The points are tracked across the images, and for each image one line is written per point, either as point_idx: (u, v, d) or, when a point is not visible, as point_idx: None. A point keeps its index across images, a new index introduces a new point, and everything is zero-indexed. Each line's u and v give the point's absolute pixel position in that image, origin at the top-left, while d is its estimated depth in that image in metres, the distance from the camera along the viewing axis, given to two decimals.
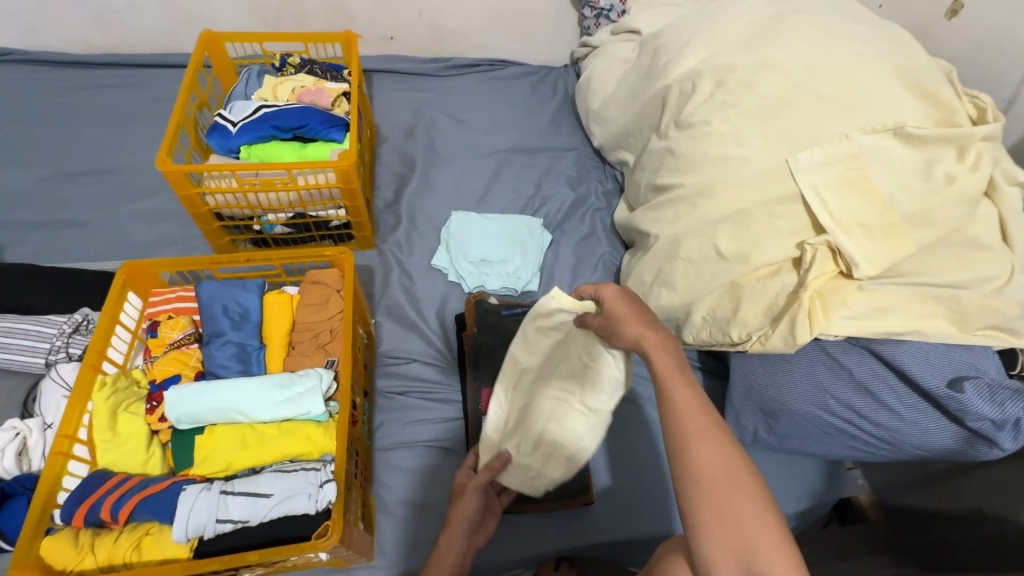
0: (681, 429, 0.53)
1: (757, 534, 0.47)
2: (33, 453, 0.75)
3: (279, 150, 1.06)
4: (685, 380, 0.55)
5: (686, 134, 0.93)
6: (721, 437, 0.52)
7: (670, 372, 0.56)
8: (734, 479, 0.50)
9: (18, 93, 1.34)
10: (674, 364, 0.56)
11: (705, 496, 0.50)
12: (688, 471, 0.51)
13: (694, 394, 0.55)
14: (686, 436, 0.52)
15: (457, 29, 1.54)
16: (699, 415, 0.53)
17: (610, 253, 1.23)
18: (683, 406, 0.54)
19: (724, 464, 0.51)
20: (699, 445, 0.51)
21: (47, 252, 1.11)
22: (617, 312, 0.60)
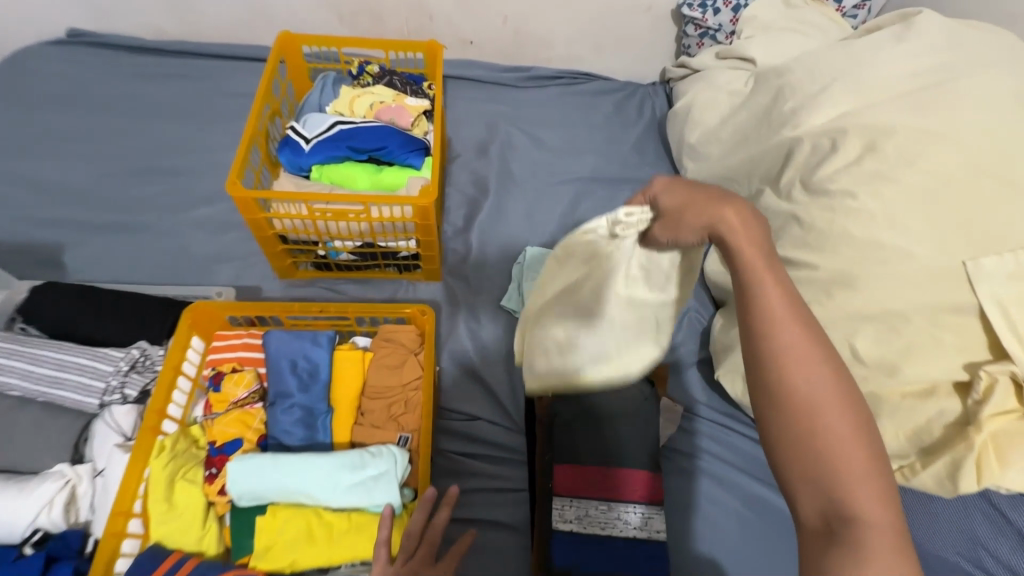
0: (779, 352, 0.46)
1: (851, 475, 0.43)
2: (81, 502, 0.71)
3: (353, 173, 0.98)
4: (778, 283, 0.48)
5: (820, 203, 0.81)
6: (825, 360, 0.46)
7: (760, 269, 0.49)
8: (835, 406, 0.45)
9: (87, 79, 1.30)
10: (765, 266, 0.49)
11: (812, 427, 0.44)
12: (793, 402, 0.45)
13: (791, 300, 0.48)
14: (782, 354, 0.46)
15: (541, 38, 1.42)
16: (798, 331, 0.47)
17: (697, 309, 1.10)
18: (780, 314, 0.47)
19: (828, 393, 0.45)
20: (799, 370, 0.46)
21: (105, 257, 1.06)
22: (676, 201, 0.53)
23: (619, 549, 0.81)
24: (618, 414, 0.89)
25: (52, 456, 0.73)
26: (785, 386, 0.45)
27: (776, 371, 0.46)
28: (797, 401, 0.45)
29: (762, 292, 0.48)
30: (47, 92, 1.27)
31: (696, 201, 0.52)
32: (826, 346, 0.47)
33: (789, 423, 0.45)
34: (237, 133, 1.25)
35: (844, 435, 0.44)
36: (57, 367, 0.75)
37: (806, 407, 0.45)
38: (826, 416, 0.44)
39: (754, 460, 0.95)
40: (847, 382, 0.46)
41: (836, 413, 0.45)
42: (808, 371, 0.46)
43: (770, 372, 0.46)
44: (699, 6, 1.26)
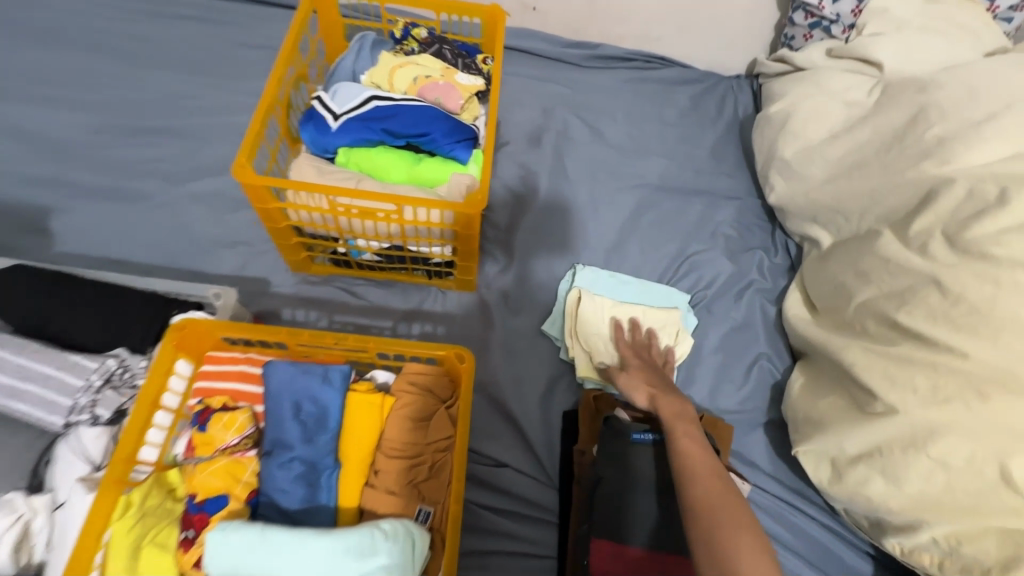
0: (690, 477, 0.65)
1: (737, 558, 0.57)
2: (36, 540, 0.59)
3: (386, 161, 0.81)
4: (688, 432, 0.71)
5: (978, 271, 0.64)
6: (718, 481, 0.65)
7: (673, 420, 0.73)
8: (722, 509, 0.62)
9: (91, 13, 1.12)
10: (678, 418, 0.73)
11: (708, 519, 0.60)
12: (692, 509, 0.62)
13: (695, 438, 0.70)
14: (692, 474, 0.65)
15: (616, 11, 1.21)
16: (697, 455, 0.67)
17: (770, 358, 0.94)
18: (691, 450, 0.68)
19: (721, 504, 0.62)
20: (699, 481, 0.64)
21: (95, 228, 0.93)
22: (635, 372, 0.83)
23: None
24: (648, 489, 0.72)
25: (9, 481, 0.61)
26: (690, 498, 0.63)
27: (684, 485, 0.65)
28: (698, 504, 0.62)
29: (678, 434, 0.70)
30: (44, 24, 1.10)
31: (648, 372, 0.83)
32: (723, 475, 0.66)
33: (691, 522, 0.61)
34: (257, 93, 1.08)
35: (731, 527, 0.60)
36: (18, 375, 0.63)
37: (708, 512, 0.61)
38: (718, 512, 0.61)
39: (823, 550, 0.81)
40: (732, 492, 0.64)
41: (730, 517, 0.61)
42: (707, 485, 0.64)
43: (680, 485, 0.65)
44: None
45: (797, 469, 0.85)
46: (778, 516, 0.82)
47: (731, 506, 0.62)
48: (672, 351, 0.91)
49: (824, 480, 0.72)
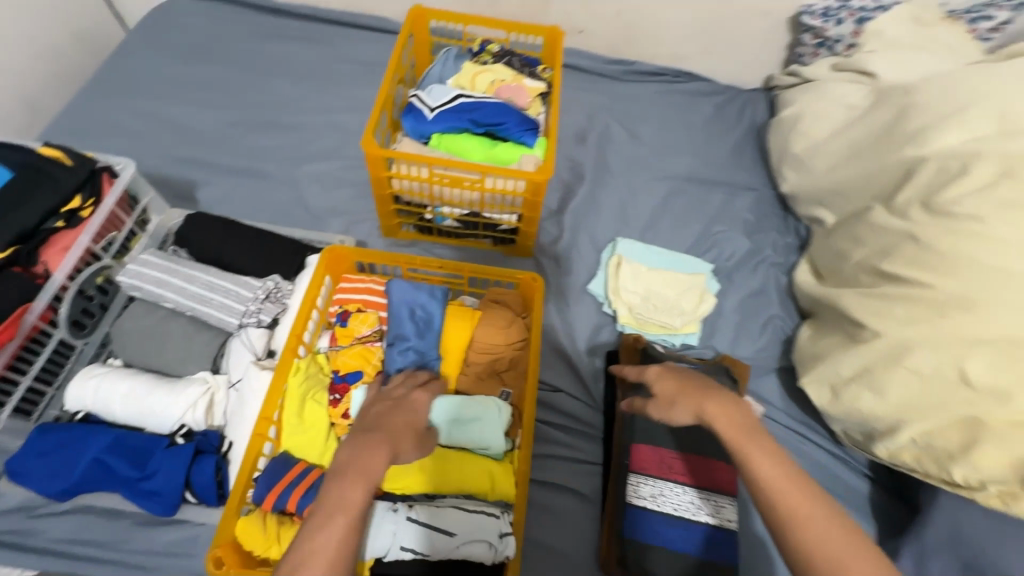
0: (781, 508, 0.58)
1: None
2: (217, 409, 0.79)
3: (469, 144, 1.03)
4: (771, 459, 0.61)
5: (944, 226, 0.79)
6: (819, 512, 0.57)
7: (745, 443, 0.63)
8: (845, 553, 0.54)
9: (226, 35, 1.40)
10: (754, 444, 0.63)
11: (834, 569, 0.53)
12: (801, 551, 0.55)
13: (776, 463, 0.61)
14: (788, 513, 0.57)
15: (651, 34, 1.43)
16: (787, 485, 0.59)
17: (782, 318, 1.11)
18: (777, 481, 0.59)
19: (832, 539, 0.55)
20: (804, 520, 0.56)
21: (232, 198, 1.16)
22: (669, 389, 0.72)
23: (691, 531, 0.82)
24: None
25: (197, 364, 0.82)
26: (796, 537, 0.56)
27: (787, 525, 0.57)
28: (819, 557, 0.54)
29: (755, 459, 0.61)
30: (191, 44, 1.38)
31: (682, 386, 0.72)
32: (824, 502, 0.58)
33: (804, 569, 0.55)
34: (355, 97, 1.33)
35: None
36: (206, 288, 0.84)
37: (824, 557, 0.54)
38: (849, 563, 0.53)
39: (827, 471, 0.95)
40: (844, 529, 0.56)
41: (847, 551, 0.54)
42: (812, 523, 0.56)
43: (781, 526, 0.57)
44: (821, 15, 1.25)
45: (805, 406, 1.00)
46: (786, 442, 0.97)
47: (845, 539, 0.55)
48: (696, 308, 1.07)
49: (823, 401, 0.88)
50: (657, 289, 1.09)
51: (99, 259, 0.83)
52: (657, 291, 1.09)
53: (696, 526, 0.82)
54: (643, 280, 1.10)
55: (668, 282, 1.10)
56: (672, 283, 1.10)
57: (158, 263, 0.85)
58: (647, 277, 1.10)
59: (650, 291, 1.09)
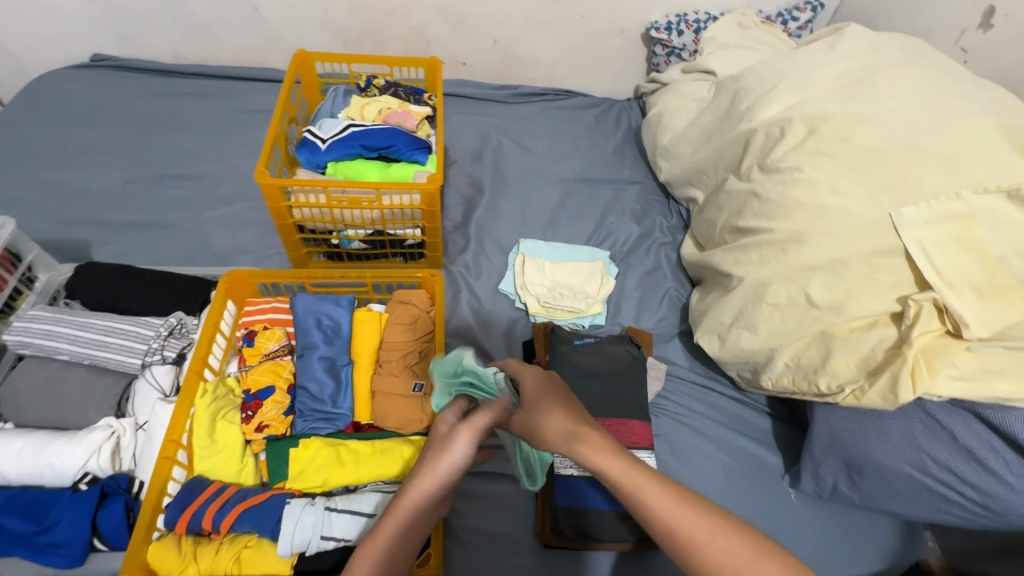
0: (678, 537, 0.45)
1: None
2: (125, 453, 0.77)
3: (364, 168, 1.09)
4: (652, 481, 0.48)
5: (774, 179, 0.94)
6: (726, 528, 0.46)
7: (624, 475, 0.48)
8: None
9: (112, 99, 1.40)
10: (629, 471, 0.48)
11: None
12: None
13: (664, 487, 0.47)
14: (690, 546, 0.45)
15: (526, 59, 1.58)
16: (677, 509, 0.46)
17: (676, 289, 1.22)
18: (666, 507, 0.46)
19: (751, 570, 0.43)
20: (712, 543, 0.45)
21: (131, 251, 1.15)
22: (530, 402, 0.55)
23: (615, 488, 0.88)
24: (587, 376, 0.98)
25: (100, 411, 0.79)
26: (711, 572, 0.44)
27: (696, 563, 0.44)
28: None
29: (637, 493, 0.47)
30: (75, 110, 1.37)
31: (546, 396, 0.55)
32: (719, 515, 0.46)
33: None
34: (252, 143, 1.36)
35: None
36: (103, 332, 0.82)
37: None
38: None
39: (734, 415, 1.05)
40: (749, 538, 0.45)
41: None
42: (715, 550, 0.44)
43: (687, 562, 0.45)
44: (665, 29, 1.45)
45: (707, 360, 1.10)
46: (695, 396, 1.06)
47: (761, 558, 0.44)
48: (599, 290, 1.17)
49: (714, 348, 0.98)
50: (560, 278, 1.18)
51: None
52: (559, 280, 1.17)
53: None
54: (545, 272, 1.18)
55: (568, 270, 1.19)
56: (572, 271, 1.19)
57: (47, 316, 0.83)
58: (548, 269, 1.19)
59: (554, 281, 1.17)
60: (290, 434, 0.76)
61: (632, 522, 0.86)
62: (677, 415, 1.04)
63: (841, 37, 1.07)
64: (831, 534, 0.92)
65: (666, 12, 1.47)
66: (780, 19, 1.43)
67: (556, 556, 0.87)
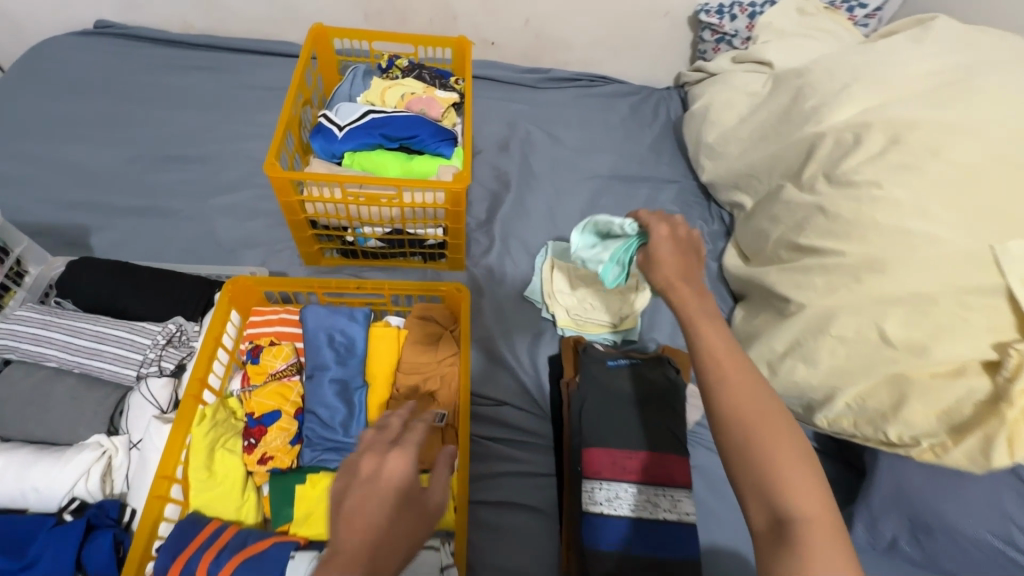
0: (711, 371, 0.55)
1: (790, 476, 0.48)
2: (117, 474, 0.70)
3: (383, 159, 0.99)
4: (711, 323, 0.57)
5: (846, 194, 0.83)
6: (755, 381, 0.54)
7: (697, 315, 0.59)
8: (768, 420, 0.51)
9: (116, 69, 1.31)
10: (699, 310, 0.59)
11: (746, 437, 0.51)
12: (727, 415, 0.52)
13: (725, 340, 0.56)
14: (715, 380, 0.54)
15: (561, 40, 1.45)
16: (725, 349, 0.55)
17: (716, 303, 1.12)
18: (715, 348, 0.55)
19: (756, 406, 0.52)
20: (740, 390, 0.53)
21: (132, 239, 1.07)
22: (661, 253, 0.67)
23: (648, 529, 0.79)
24: (621, 403, 0.88)
25: (90, 427, 0.72)
26: (729, 408, 0.52)
27: (715, 395, 0.53)
28: (735, 419, 0.52)
29: (697, 326, 0.58)
30: (77, 81, 1.28)
31: (676, 260, 0.65)
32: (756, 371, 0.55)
33: (732, 437, 0.51)
34: (264, 124, 1.26)
35: (778, 448, 0.50)
36: (94, 339, 0.75)
37: (741, 421, 0.51)
38: (762, 427, 0.51)
39: None
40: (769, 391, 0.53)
41: (762, 416, 0.51)
42: (738, 389, 0.53)
43: (711, 390, 0.54)
44: (716, 13, 1.32)
45: None
46: None
47: (768, 409, 0.52)
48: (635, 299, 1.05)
49: (762, 378, 0.87)
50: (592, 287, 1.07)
51: None
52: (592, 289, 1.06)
53: (654, 523, 0.80)
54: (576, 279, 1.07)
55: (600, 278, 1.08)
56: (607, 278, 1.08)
57: (36, 319, 0.76)
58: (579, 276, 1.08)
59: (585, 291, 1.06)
60: (297, 466, 0.68)
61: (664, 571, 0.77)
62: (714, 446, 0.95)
63: (926, 31, 0.95)
64: None
65: None
66: (845, 5, 1.28)
67: None
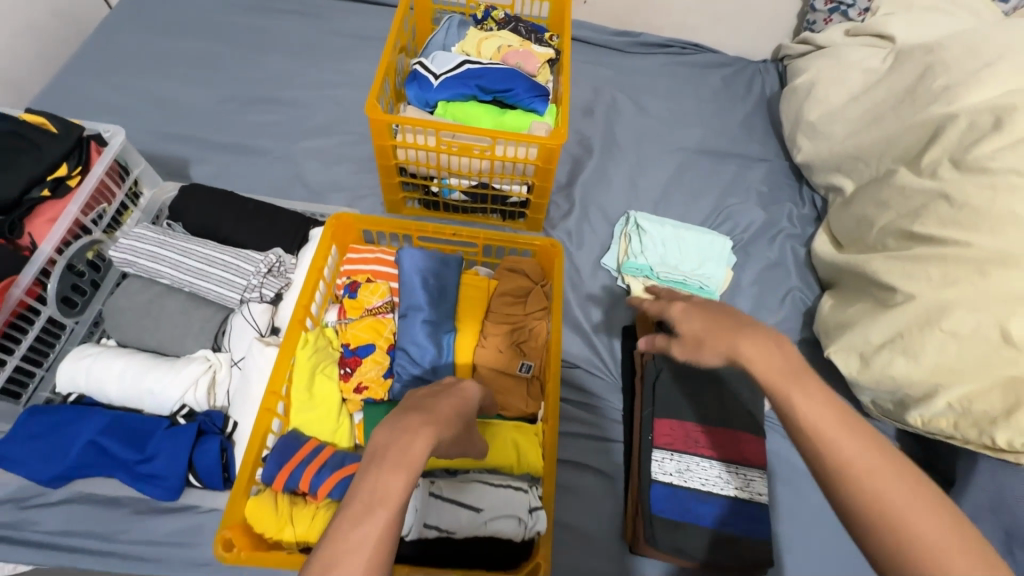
0: (831, 457, 0.45)
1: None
2: (219, 389, 0.74)
3: (476, 112, 0.98)
4: (807, 392, 0.48)
5: (977, 182, 0.77)
6: (889, 459, 0.44)
7: (788, 384, 0.48)
8: (918, 512, 0.42)
9: (215, 9, 1.34)
10: (794, 380, 0.48)
11: (902, 538, 0.41)
12: (878, 518, 0.42)
13: (824, 402, 0.47)
14: (843, 469, 0.44)
15: (656, 4, 1.39)
16: (830, 422, 0.46)
17: (801, 290, 1.07)
18: (821, 422, 0.46)
19: (905, 499, 0.42)
20: (871, 477, 0.43)
21: (227, 175, 1.11)
22: (694, 328, 0.56)
23: (719, 504, 0.79)
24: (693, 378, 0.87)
25: (198, 342, 0.77)
26: (864, 499, 0.43)
27: (844, 488, 0.44)
28: (876, 512, 0.42)
29: (792, 400, 0.47)
30: (179, 18, 1.32)
31: (713, 325, 0.54)
32: (888, 448, 0.45)
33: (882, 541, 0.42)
34: (353, 71, 1.27)
35: (946, 545, 0.40)
36: (203, 262, 0.78)
37: (890, 512, 0.42)
38: (913, 514, 0.42)
39: None
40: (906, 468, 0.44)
41: (913, 503, 0.42)
42: (873, 480, 0.43)
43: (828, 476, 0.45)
44: None
45: (829, 377, 0.97)
46: None
47: (918, 496, 0.42)
48: (720, 274, 1.04)
49: (852, 369, 0.85)
50: (682, 257, 1.04)
51: (89, 233, 0.78)
52: (682, 259, 1.04)
53: (724, 500, 0.79)
54: (667, 247, 1.05)
55: (688, 249, 1.05)
56: (699, 252, 1.05)
57: (151, 237, 0.79)
58: (670, 244, 1.05)
59: (676, 259, 1.04)
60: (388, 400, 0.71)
61: (728, 548, 0.77)
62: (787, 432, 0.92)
63: None
64: None
65: None
66: None
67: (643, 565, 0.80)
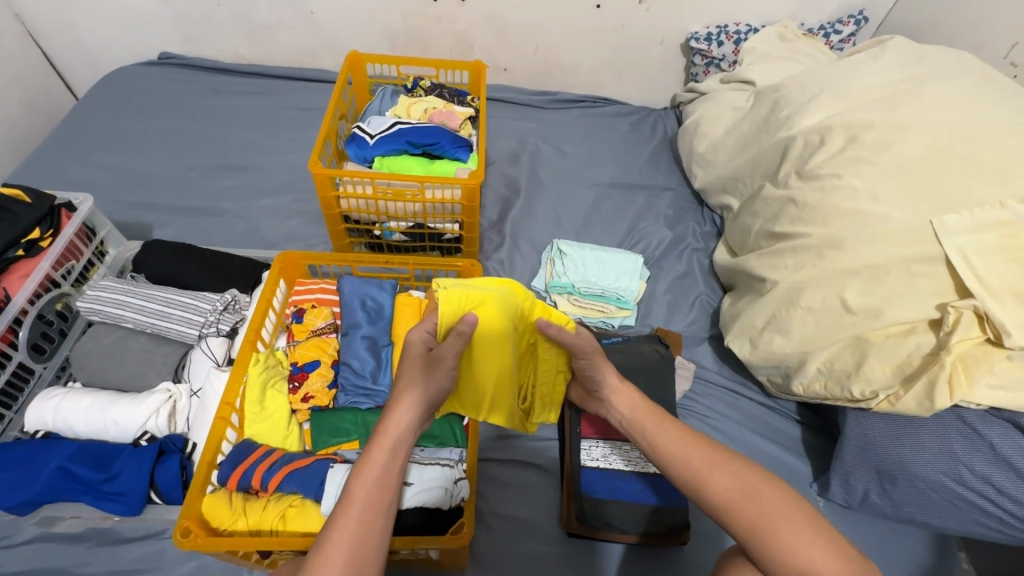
0: (686, 469, 0.61)
1: (790, 539, 0.53)
2: (180, 416, 0.82)
3: (408, 163, 1.14)
4: (668, 425, 0.65)
5: (812, 186, 0.95)
6: (729, 463, 0.60)
7: (655, 424, 0.66)
8: (753, 495, 0.56)
9: (176, 93, 1.50)
10: (655, 419, 0.67)
11: (745, 516, 0.55)
12: (729, 506, 0.57)
13: (682, 432, 0.64)
14: (696, 475, 0.60)
15: (566, 66, 1.62)
16: (681, 442, 0.63)
17: (708, 295, 1.23)
18: (675, 445, 0.63)
19: (741, 486, 0.57)
20: (715, 477, 0.59)
21: (188, 234, 1.22)
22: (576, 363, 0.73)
23: (642, 482, 0.88)
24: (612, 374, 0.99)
25: (159, 375, 0.85)
26: (711, 495, 0.58)
27: (698, 487, 0.59)
28: (729, 503, 0.57)
29: (657, 435, 0.65)
30: (143, 103, 1.47)
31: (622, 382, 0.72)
32: (724, 452, 0.61)
33: (736, 525, 0.56)
34: (304, 139, 1.43)
35: (778, 516, 0.55)
36: (165, 304, 0.87)
37: (735, 497, 0.57)
38: (751, 496, 0.56)
39: (761, 421, 1.04)
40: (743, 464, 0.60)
41: (749, 486, 0.57)
42: (716, 475, 0.59)
43: (689, 486, 0.60)
44: (705, 40, 1.47)
45: (736, 365, 1.10)
46: (723, 399, 1.07)
47: (753, 480, 0.58)
48: (635, 285, 1.18)
49: (745, 351, 0.98)
50: (599, 274, 1.18)
51: (59, 286, 0.88)
52: (599, 276, 1.18)
53: (646, 478, 0.89)
54: (587, 266, 1.19)
55: (606, 265, 1.19)
56: (615, 267, 1.19)
57: (117, 287, 0.88)
58: (588, 263, 1.19)
59: (594, 276, 1.17)
60: (333, 406, 0.81)
61: (653, 519, 0.86)
62: (704, 417, 1.04)
63: (884, 49, 1.08)
64: (861, 545, 0.90)
65: (707, 23, 1.49)
66: (822, 32, 1.44)
67: (580, 547, 0.88)
